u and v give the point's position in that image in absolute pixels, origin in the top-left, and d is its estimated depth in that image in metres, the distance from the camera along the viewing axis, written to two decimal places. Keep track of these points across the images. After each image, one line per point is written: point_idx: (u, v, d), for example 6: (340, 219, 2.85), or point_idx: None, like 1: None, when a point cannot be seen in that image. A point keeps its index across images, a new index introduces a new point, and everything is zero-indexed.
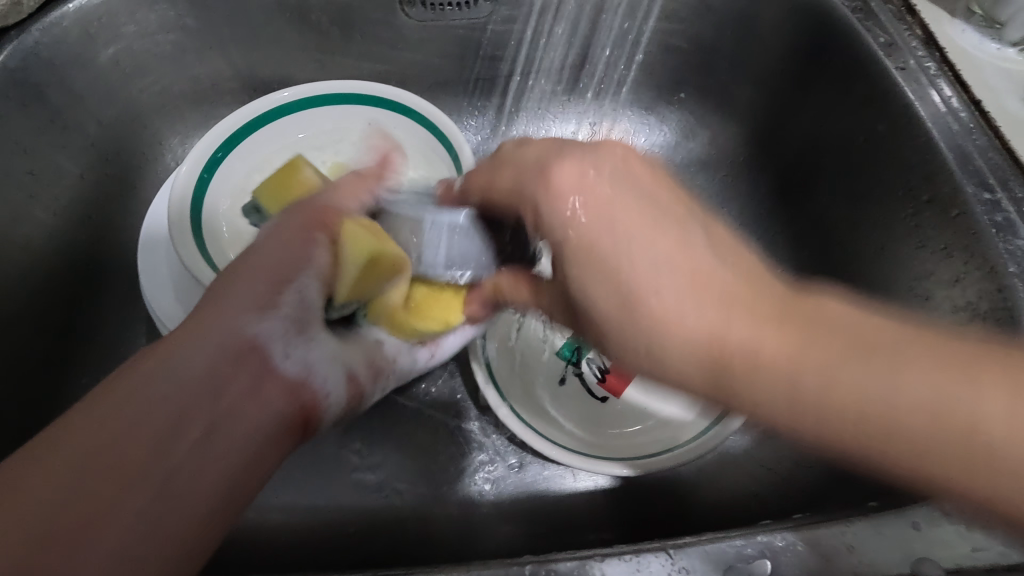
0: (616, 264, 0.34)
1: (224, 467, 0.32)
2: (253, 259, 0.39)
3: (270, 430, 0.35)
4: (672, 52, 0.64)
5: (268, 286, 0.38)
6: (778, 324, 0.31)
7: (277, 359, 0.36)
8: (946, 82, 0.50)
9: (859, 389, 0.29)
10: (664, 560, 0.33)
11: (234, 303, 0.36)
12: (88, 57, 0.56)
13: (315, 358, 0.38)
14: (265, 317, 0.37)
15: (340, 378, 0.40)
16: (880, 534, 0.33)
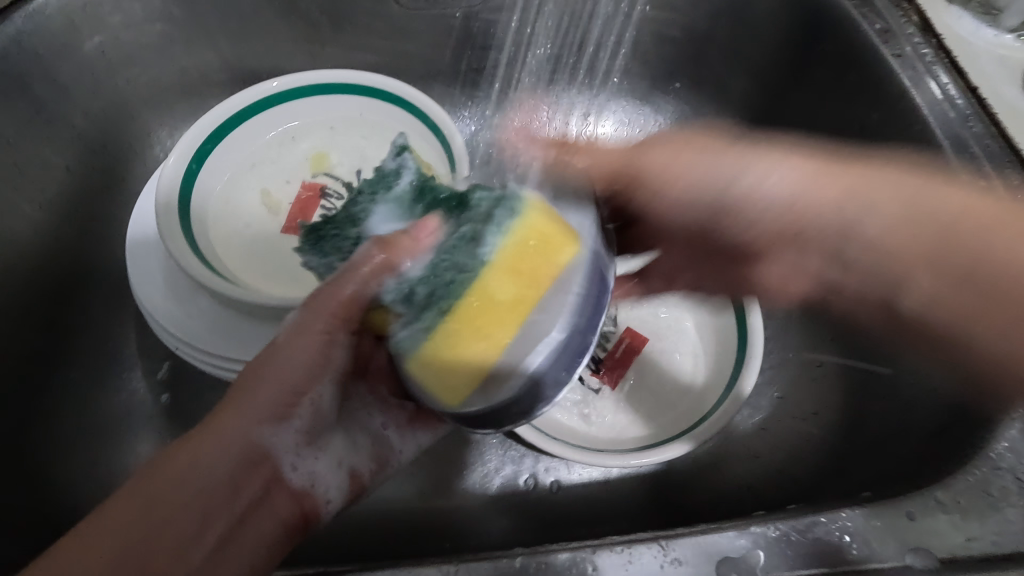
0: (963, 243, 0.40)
1: (249, 552, 0.36)
2: (275, 357, 0.39)
3: (289, 532, 0.38)
4: (667, 42, 0.63)
5: (289, 391, 0.39)
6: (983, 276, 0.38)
7: (287, 471, 0.39)
8: (942, 69, 0.50)
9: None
10: (656, 552, 0.32)
11: (258, 410, 0.38)
12: (73, 47, 0.55)
13: (319, 470, 0.40)
14: (279, 428, 0.38)
15: (342, 481, 0.42)
16: (874, 526, 0.32)
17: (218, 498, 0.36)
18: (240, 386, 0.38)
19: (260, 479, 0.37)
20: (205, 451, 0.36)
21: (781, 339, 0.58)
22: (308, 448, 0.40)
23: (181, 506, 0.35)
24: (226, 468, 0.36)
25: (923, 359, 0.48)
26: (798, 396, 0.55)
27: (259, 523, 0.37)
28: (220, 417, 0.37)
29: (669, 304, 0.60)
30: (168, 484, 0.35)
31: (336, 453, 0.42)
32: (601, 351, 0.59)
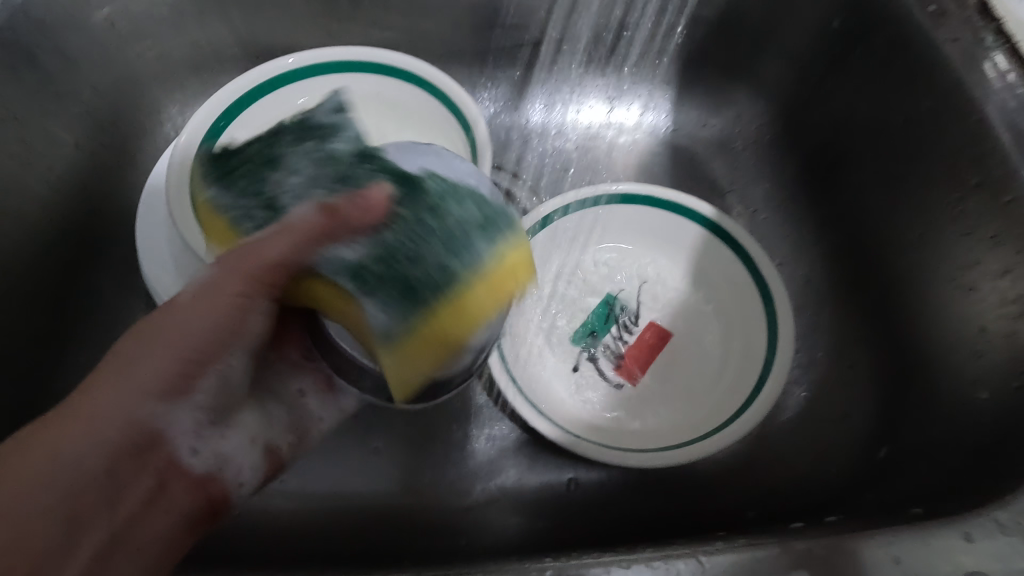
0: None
1: (148, 544, 0.33)
2: (171, 320, 0.36)
3: (194, 517, 0.36)
4: (700, 24, 0.60)
5: (183, 360, 0.36)
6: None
7: (183, 455, 0.36)
8: (1002, 55, 0.46)
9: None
10: (695, 568, 0.30)
11: (143, 384, 0.35)
12: (81, 18, 0.53)
13: (227, 450, 0.39)
14: (173, 407, 0.36)
15: (256, 458, 0.41)
16: (924, 545, 0.30)
17: (101, 487, 0.32)
18: (117, 360, 0.35)
19: (157, 463, 0.35)
20: (85, 430, 0.32)
21: (810, 338, 0.56)
22: (212, 428, 0.38)
23: (52, 490, 0.30)
24: (104, 447, 0.33)
25: (967, 365, 0.45)
26: (828, 398, 0.53)
27: (158, 511, 0.34)
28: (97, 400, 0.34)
29: (695, 299, 0.58)
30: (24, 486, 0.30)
31: (248, 432, 0.40)
32: (621, 345, 0.57)
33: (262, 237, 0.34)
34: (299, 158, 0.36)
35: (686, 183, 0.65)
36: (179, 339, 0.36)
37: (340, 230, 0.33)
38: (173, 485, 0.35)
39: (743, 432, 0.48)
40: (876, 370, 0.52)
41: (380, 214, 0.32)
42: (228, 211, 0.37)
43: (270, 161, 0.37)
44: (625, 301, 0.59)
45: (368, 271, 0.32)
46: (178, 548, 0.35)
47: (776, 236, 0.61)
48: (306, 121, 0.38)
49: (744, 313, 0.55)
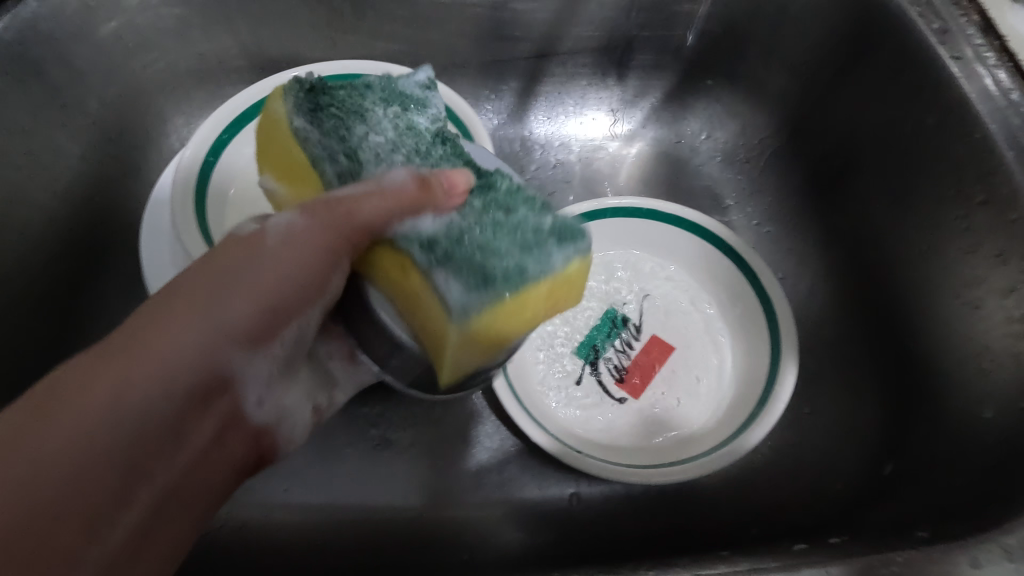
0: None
1: (203, 493, 0.34)
2: (258, 264, 0.34)
3: (245, 466, 0.38)
4: (704, 37, 0.60)
5: (272, 307, 0.35)
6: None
7: (248, 403, 0.37)
8: (1006, 72, 0.46)
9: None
10: None
11: (224, 331, 0.33)
12: (89, 30, 0.53)
13: (284, 408, 0.41)
14: (252, 357, 0.35)
15: (307, 418, 0.44)
16: (934, 569, 0.30)
17: (160, 445, 0.31)
18: (197, 291, 0.33)
19: (219, 417, 0.35)
20: (144, 386, 0.30)
21: (814, 352, 0.56)
22: (276, 381, 0.40)
23: (108, 441, 0.29)
24: (168, 395, 0.31)
25: (974, 384, 0.45)
26: (832, 415, 0.53)
27: (212, 466, 0.35)
28: (157, 354, 0.31)
29: (700, 313, 0.58)
30: (80, 449, 0.28)
31: (297, 391, 0.43)
32: (625, 359, 0.57)
33: (354, 192, 0.33)
34: (380, 111, 0.36)
35: (689, 194, 0.65)
36: (261, 282, 0.34)
37: (430, 208, 0.32)
38: (229, 434, 0.36)
39: (736, 454, 0.47)
40: (883, 386, 0.52)
41: (460, 197, 0.33)
42: (310, 145, 0.36)
43: (354, 110, 0.36)
44: (629, 313, 0.58)
45: (440, 246, 0.32)
46: (224, 492, 0.36)
47: (779, 249, 0.61)
48: (392, 84, 0.38)
49: (747, 327, 0.55)
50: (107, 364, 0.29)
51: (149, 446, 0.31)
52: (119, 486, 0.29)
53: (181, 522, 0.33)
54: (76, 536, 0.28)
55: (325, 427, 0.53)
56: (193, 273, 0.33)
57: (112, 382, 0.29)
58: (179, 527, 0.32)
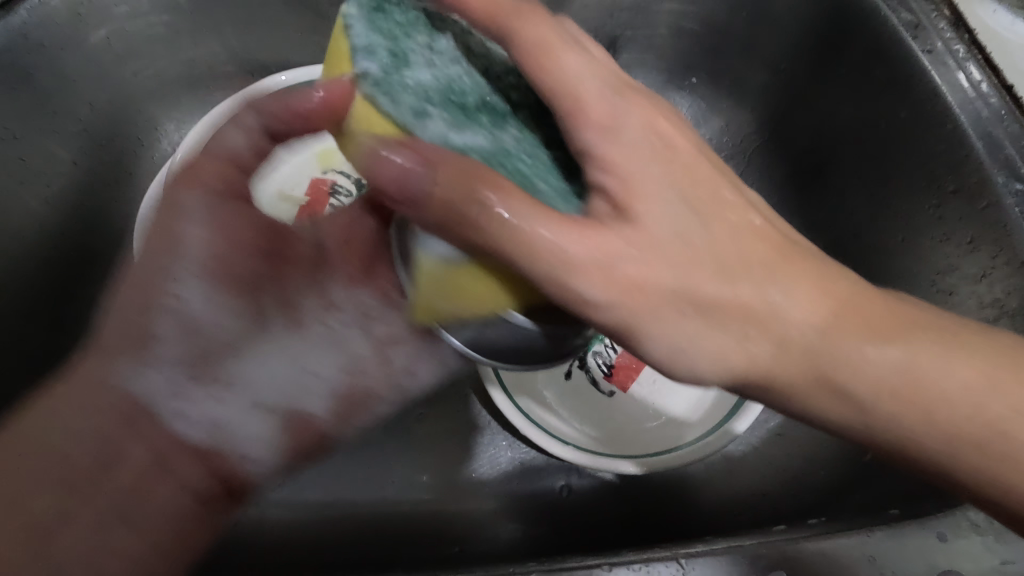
0: (875, 338, 0.31)
1: (155, 520, 0.40)
2: (209, 257, 0.43)
3: (204, 495, 0.42)
4: (684, 35, 0.61)
5: (192, 327, 0.43)
6: (895, 329, 0.32)
7: (167, 419, 0.42)
8: (975, 65, 0.48)
9: (931, 386, 0.31)
10: (674, 571, 0.31)
11: (127, 352, 0.41)
12: (78, 39, 0.54)
13: (225, 414, 0.43)
14: (159, 370, 0.42)
15: (270, 437, 0.43)
16: (902, 545, 0.32)
17: (79, 480, 0.38)
18: (138, 297, 0.42)
19: (138, 449, 0.40)
20: (62, 441, 0.38)
21: None
22: (210, 387, 0.43)
23: (33, 462, 0.37)
24: (78, 421, 0.39)
25: None
26: None
27: (162, 487, 0.41)
28: (57, 405, 0.39)
29: None
30: (28, 488, 0.36)
31: (250, 396, 0.43)
32: (613, 354, 0.56)
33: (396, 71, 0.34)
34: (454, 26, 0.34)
35: None
36: (179, 300, 0.42)
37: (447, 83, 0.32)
38: (173, 463, 0.41)
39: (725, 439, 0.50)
40: None
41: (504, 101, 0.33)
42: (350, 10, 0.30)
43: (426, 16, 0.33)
44: None
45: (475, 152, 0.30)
46: (192, 528, 0.41)
47: None
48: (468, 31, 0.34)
49: None
50: (43, 422, 0.38)
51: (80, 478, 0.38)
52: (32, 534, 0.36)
53: (126, 544, 0.38)
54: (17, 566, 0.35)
55: None
56: (142, 263, 0.42)
57: (44, 448, 0.38)
58: (126, 548, 0.38)
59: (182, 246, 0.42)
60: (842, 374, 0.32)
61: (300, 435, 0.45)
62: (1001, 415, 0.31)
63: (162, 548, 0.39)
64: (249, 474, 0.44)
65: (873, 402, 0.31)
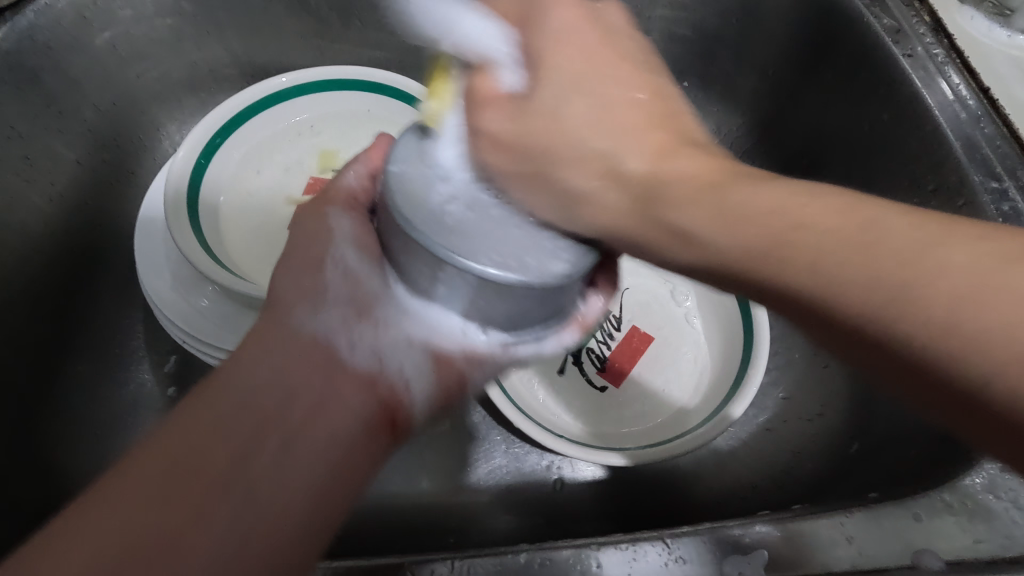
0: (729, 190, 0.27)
1: (325, 459, 0.33)
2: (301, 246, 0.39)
3: (370, 420, 0.36)
4: (676, 40, 0.63)
5: (309, 270, 0.38)
6: (738, 182, 0.27)
7: (345, 351, 0.37)
8: (954, 70, 0.49)
9: (752, 211, 0.25)
10: (661, 550, 0.33)
11: (295, 300, 0.37)
12: (85, 40, 0.55)
13: (384, 346, 0.38)
14: (320, 312, 0.37)
15: (424, 364, 0.38)
16: (878, 526, 0.33)
17: (269, 419, 0.33)
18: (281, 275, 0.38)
19: (314, 390, 0.34)
20: (238, 395, 0.33)
21: (787, 339, 0.57)
22: (364, 323, 0.37)
23: (207, 413, 0.31)
24: (260, 366, 0.34)
25: None
26: (803, 397, 0.55)
27: (327, 425, 0.34)
28: (245, 357, 0.34)
29: (678, 304, 0.60)
30: (172, 455, 0.30)
31: (404, 331, 0.38)
32: (606, 349, 0.58)
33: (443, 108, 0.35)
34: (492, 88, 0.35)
35: None
36: (287, 267, 0.39)
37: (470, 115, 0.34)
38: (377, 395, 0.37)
39: (719, 430, 0.49)
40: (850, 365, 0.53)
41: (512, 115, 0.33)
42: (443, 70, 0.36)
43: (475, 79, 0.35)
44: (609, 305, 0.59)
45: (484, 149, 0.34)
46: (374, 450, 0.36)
47: None
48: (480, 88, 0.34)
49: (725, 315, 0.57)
50: (215, 387, 0.33)
51: (261, 421, 0.32)
52: (222, 487, 0.30)
53: (322, 486, 0.32)
54: (194, 527, 0.28)
55: None
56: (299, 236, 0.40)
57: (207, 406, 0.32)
58: (321, 493, 0.32)
59: (331, 232, 0.38)
60: (667, 211, 0.28)
61: (444, 369, 0.38)
62: (895, 266, 0.22)
63: (331, 488, 0.33)
64: (410, 403, 0.39)
65: (703, 234, 0.27)
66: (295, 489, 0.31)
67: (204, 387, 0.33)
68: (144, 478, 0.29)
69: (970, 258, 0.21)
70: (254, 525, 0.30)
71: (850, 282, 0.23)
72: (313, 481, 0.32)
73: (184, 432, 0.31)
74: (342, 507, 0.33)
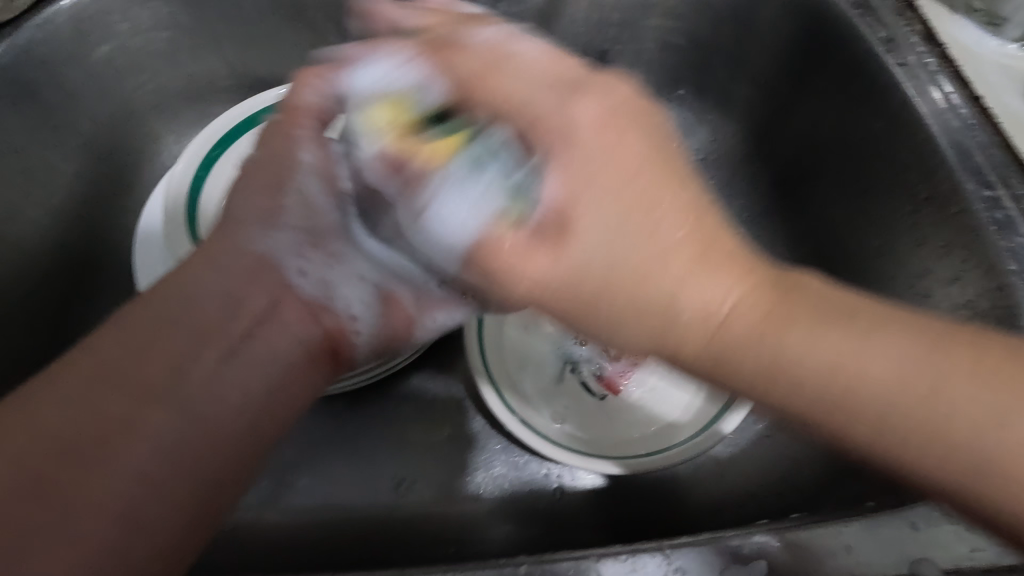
0: (710, 265, 0.32)
1: (260, 378, 0.37)
2: (254, 166, 0.43)
3: (310, 345, 0.41)
4: (671, 50, 0.63)
5: (273, 180, 0.43)
6: (787, 330, 0.30)
7: (292, 276, 0.42)
8: (946, 78, 0.50)
9: (804, 369, 0.30)
10: (660, 561, 0.34)
11: (249, 221, 0.41)
12: (82, 55, 0.55)
13: (333, 280, 0.43)
14: (273, 233, 0.42)
15: (365, 296, 0.44)
16: (876, 534, 0.34)
17: (206, 335, 0.37)
18: (242, 192, 0.43)
19: (261, 299, 0.40)
20: (184, 308, 0.37)
21: None
22: (317, 253, 0.43)
23: (155, 326, 0.36)
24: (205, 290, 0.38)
25: None
26: None
27: (267, 344, 0.38)
28: (185, 275, 0.38)
29: None
30: (94, 368, 0.33)
31: (354, 270, 0.44)
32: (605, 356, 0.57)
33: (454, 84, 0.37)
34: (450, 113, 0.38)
35: None
36: (249, 195, 0.42)
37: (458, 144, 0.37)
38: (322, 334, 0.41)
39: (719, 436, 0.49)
40: None
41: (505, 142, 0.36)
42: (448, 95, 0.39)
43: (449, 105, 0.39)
44: None
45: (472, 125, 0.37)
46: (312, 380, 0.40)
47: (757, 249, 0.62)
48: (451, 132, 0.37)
49: None
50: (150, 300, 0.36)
51: (201, 333, 0.36)
52: (160, 396, 0.34)
53: (252, 410, 0.36)
54: (126, 423, 0.33)
55: (310, 428, 0.55)
56: (256, 160, 0.44)
57: (148, 320, 0.36)
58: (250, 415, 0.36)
59: (285, 172, 0.43)
60: (677, 293, 0.32)
61: (390, 310, 0.45)
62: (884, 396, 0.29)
63: (265, 401, 0.37)
64: (353, 339, 0.43)
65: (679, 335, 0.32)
66: (221, 407, 0.35)
67: (143, 302, 0.36)
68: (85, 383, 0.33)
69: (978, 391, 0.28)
70: (179, 437, 0.34)
71: (887, 422, 0.29)
72: (248, 391, 0.37)
73: (116, 348, 0.34)
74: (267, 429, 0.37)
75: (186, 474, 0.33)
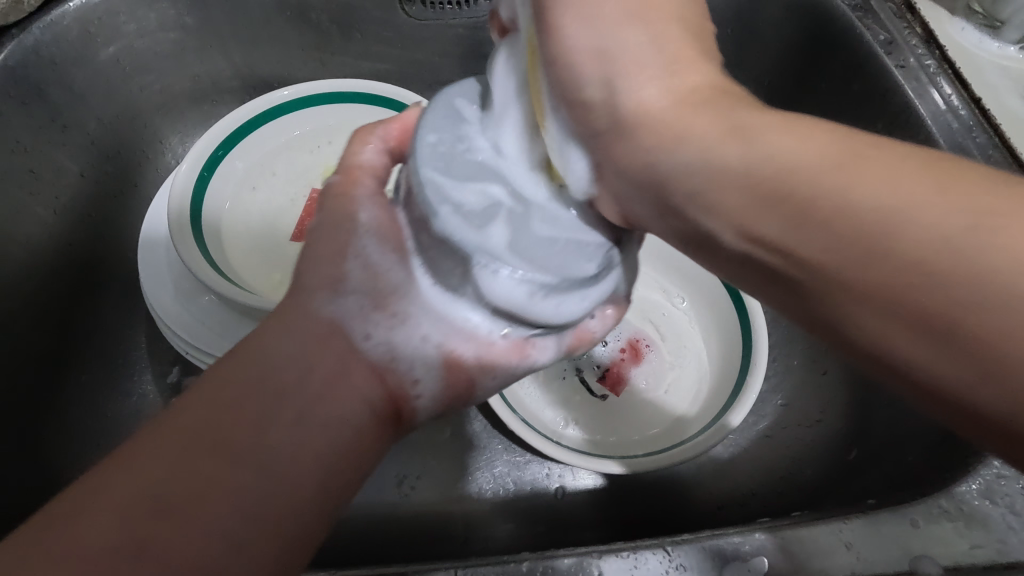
0: (754, 134, 0.24)
1: (334, 436, 0.32)
2: (313, 235, 0.38)
3: (377, 409, 0.35)
4: None
5: (333, 246, 0.37)
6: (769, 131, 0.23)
7: (358, 338, 0.35)
8: (946, 80, 0.50)
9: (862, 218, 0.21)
10: (662, 557, 0.34)
11: (314, 283, 0.36)
12: (90, 55, 0.56)
13: (399, 340, 0.36)
14: (339, 296, 0.36)
15: (431, 361, 0.36)
16: (876, 532, 0.34)
17: (269, 402, 0.32)
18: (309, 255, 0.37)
19: (325, 368, 0.34)
20: (259, 366, 0.32)
21: (785, 346, 0.58)
22: (381, 313, 0.36)
23: (238, 390, 0.31)
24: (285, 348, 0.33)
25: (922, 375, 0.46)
26: (799, 404, 0.55)
27: (334, 408, 0.33)
28: (264, 339, 0.34)
29: (682, 315, 0.59)
30: (176, 434, 0.29)
31: (417, 326, 0.36)
32: (605, 357, 0.58)
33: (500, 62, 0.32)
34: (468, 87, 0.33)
35: None
36: (316, 255, 0.37)
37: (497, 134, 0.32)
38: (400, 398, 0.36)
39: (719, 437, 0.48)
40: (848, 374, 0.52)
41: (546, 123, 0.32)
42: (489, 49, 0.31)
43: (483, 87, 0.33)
44: None
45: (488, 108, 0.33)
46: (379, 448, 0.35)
47: None
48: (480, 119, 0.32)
49: (725, 322, 0.56)
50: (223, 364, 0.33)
51: (277, 395, 0.32)
52: (237, 454, 0.30)
53: (336, 478, 0.32)
54: (207, 495, 0.28)
55: None
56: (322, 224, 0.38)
57: (223, 384, 0.32)
58: (331, 483, 0.31)
59: (351, 225, 0.37)
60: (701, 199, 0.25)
61: (453, 374, 0.37)
62: (947, 241, 0.19)
63: (339, 472, 0.32)
64: (415, 399, 0.37)
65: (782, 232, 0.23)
66: (299, 469, 0.31)
67: (223, 364, 0.33)
68: (175, 450, 0.29)
69: (962, 208, 0.19)
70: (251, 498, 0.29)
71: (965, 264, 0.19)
72: (326, 460, 0.32)
73: (190, 414, 0.30)
74: (345, 494, 0.32)
75: (264, 539, 0.29)
